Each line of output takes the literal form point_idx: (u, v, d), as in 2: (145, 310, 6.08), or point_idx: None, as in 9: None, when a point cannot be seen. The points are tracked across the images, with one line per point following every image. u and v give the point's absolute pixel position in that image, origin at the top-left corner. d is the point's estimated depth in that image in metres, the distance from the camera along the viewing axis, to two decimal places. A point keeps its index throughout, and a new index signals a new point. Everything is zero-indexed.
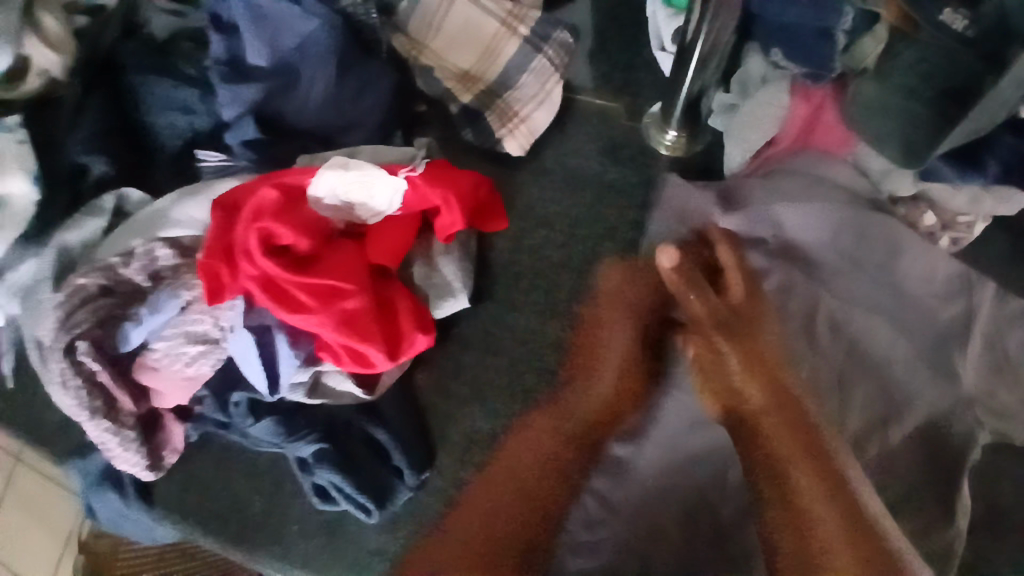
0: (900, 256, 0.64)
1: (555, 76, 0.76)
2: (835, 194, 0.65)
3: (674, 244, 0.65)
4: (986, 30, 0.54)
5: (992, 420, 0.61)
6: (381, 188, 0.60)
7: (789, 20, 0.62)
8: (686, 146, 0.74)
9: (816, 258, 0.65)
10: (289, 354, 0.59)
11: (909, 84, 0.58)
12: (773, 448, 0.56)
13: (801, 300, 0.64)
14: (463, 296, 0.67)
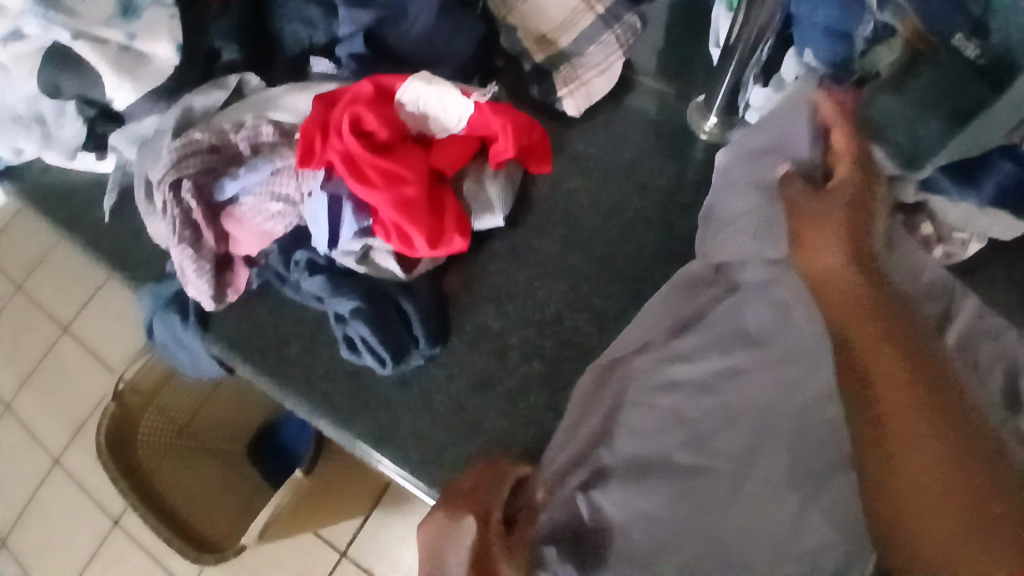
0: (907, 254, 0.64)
1: (619, 51, 0.81)
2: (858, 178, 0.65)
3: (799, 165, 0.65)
4: (993, 59, 0.59)
5: None
6: (455, 104, 0.69)
7: (818, 21, 0.64)
8: (720, 133, 0.79)
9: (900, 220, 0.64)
10: (352, 220, 0.66)
11: (920, 100, 0.62)
12: (860, 328, 0.57)
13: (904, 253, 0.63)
14: (500, 214, 0.74)
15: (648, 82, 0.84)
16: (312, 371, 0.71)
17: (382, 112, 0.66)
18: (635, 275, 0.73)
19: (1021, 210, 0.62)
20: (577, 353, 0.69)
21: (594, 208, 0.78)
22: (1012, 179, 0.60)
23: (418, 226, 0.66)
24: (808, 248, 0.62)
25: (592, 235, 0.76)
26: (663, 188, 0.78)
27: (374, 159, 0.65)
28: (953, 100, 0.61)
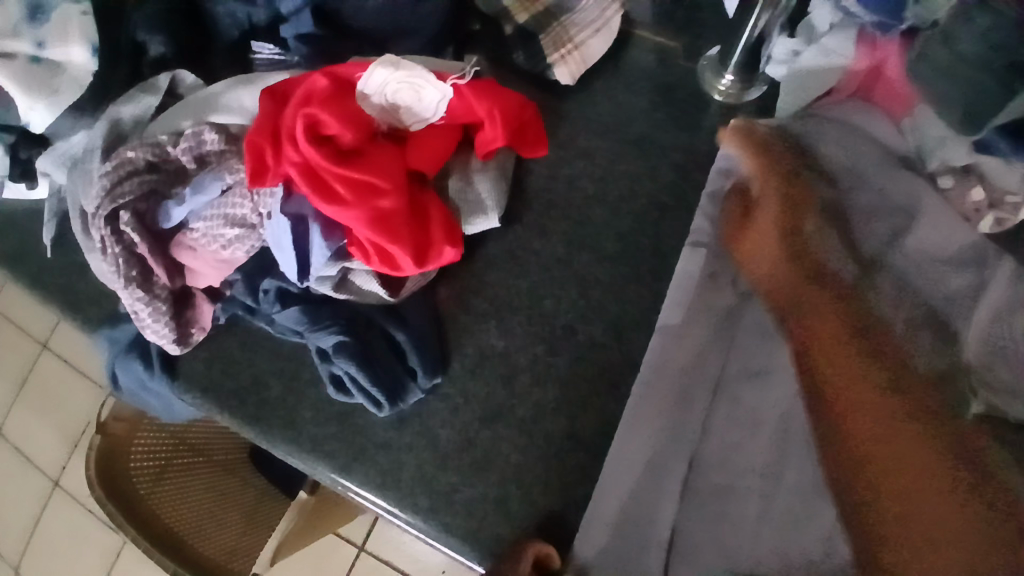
0: (916, 220, 0.58)
1: (616, 4, 0.67)
2: (867, 149, 0.60)
3: (854, 170, 0.59)
4: None
5: None
6: (430, 92, 0.58)
7: None
8: (739, 94, 0.68)
9: (919, 211, 0.58)
10: (322, 245, 0.56)
11: (977, 52, 0.50)
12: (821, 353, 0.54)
13: (919, 234, 0.57)
14: (495, 215, 0.62)
15: (648, 36, 0.72)
16: (298, 416, 0.62)
17: (343, 109, 0.55)
18: (653, 272, 0.64)
19: None
20: (596, 371, 0.61)
21: (601, 195, 0.67)
22: None
23: (401, 243, 0.56)
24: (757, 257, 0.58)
25: (600, 228, 0.66)
26: (677, 164, 0.67)
27: (340, 169, 0.54)
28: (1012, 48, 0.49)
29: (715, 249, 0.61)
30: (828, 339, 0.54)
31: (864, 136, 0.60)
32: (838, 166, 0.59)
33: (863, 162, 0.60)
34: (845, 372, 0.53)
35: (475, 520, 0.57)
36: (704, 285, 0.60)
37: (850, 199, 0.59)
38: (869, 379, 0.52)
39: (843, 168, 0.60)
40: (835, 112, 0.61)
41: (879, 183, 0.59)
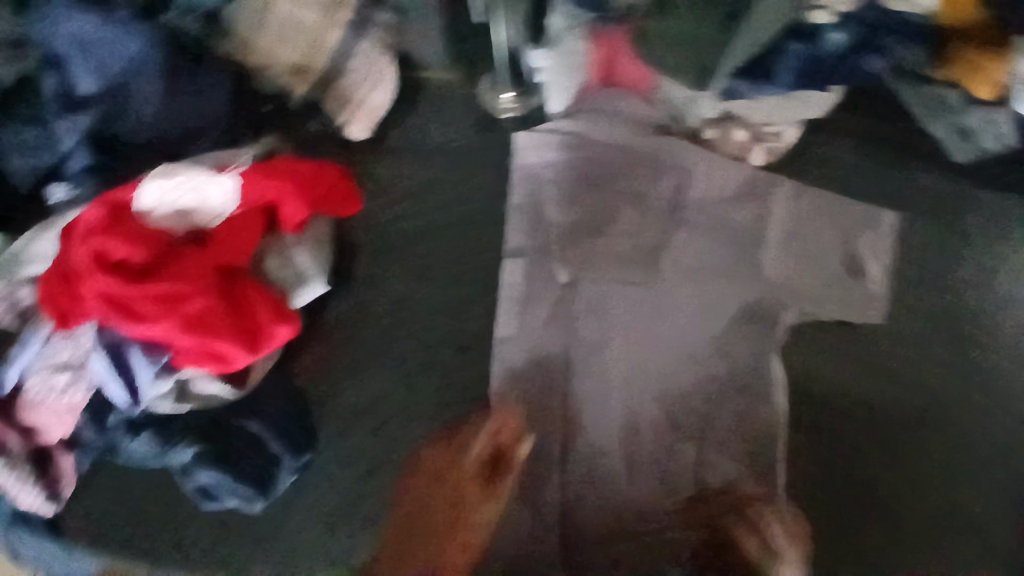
0: (689, 176, 0.65)
1: (386, 56, 0.70)
2: (631, 128, 0.67)
3: (625, 152, 0.66)
4: None
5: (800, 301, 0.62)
6: (211, 187, 0.59)
7: None
8: (523, 102, 0.70)
9: (691, 171, 0.65)
10: (144, 364, 0.58)
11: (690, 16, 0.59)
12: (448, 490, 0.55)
13: (695, 190, 0.65)
14: (319, 280, 0.62)
15: (435, 73, 0.73)
16: (184, 532, 0.60)
17: (126, 232, 0.57)
18: (491, 287, 0.65)
19: (825, 82, 0.62)
20: (463, 396, 0.61)
21: (424, 231, 0.67)
22: (805, 57, 0.60)
23: (224, 338, 0.56)
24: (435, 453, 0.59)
25: (431, 262, 0.66)
26: (489, 180, 0.68)
27: (139, 288, 0.55)
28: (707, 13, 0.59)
29: (532, 254, 0.65)
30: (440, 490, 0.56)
31: (626, 116, 0.66)
32: (610, 154, 0.66)
33: (631, 140, 0.66)
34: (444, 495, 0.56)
35: None
36: (529, 287, 0.64)
37: (631, 177, 0.66)
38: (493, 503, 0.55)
39: (618, 150, 0.66)
40: (596, 105, 0.67)
41: (650, 151, 0.66)
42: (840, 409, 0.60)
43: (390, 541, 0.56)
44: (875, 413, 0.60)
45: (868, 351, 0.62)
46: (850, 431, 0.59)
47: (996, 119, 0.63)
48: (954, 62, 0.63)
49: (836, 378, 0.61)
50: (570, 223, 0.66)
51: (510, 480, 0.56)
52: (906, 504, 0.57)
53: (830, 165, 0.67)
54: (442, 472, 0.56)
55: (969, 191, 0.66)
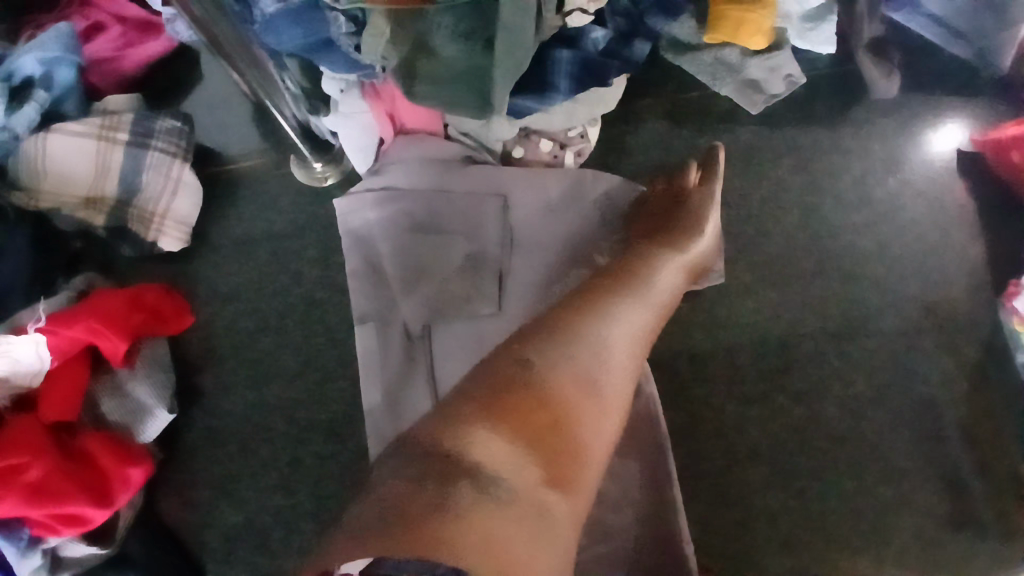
0: (510, 196, 0.66)
1: (178, 162, 0.67)
2: (441, 165, 0.66)
3: (443, 189, 0.66)
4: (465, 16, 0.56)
5: None
6: (19, 349, 0.56)
7: (291, 44, 0.57)
8: (338, 170, 0.71)
9: (513, 192, 0.66)
10: (6, 544, 0.54)
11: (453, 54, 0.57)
12: (534, 422, 0.43)
13: (520, 209, 0.66)
14: (162, 410, 0.60)
15: (243, 160, 0.73)
16: None
17: None
18: (343, 362, 0.64)
19: (604, 79, 0.63)
20: (344, 478, 0.61)
21: (264, 326, 0.66)
22: (576, 61, 0.62)
23: (74, 498, 0.54)
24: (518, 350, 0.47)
25: (277, 355, 0.65)
26: (318, 256, 0.68)
27: None
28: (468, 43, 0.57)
29: (378, 318, 0.64)
30: (518, 421, 0.43)
31: (428, 156, 0.66)
32: (430, 194, 0.66)
33: (442, 177, 0.66)
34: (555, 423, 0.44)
35: None
36: (382, 348, 0.64)
37: (456, 215, 0.66)
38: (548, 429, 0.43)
39: (437, 190, 0.66)
40: (400, 155, 0.66)
41: (464, 185, 0.66)
42: (701, 374, 0.61)
43: (560, 382, 0.45)
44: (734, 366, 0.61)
45: (711, 308, 0.63)
46: (721, 389, 0.61)
47: (775, 65, 0.66)
48: (722, 18, 0.63)
49: (694, 342, 0.61)
50: (417, 271, 0.65)
51: (574, 435, 0.44)
52: (781, 448, 0.60)
53: (637, 148, 0.70)
54: (625, 267, 0.54)
55: (770, 134, 0.69)
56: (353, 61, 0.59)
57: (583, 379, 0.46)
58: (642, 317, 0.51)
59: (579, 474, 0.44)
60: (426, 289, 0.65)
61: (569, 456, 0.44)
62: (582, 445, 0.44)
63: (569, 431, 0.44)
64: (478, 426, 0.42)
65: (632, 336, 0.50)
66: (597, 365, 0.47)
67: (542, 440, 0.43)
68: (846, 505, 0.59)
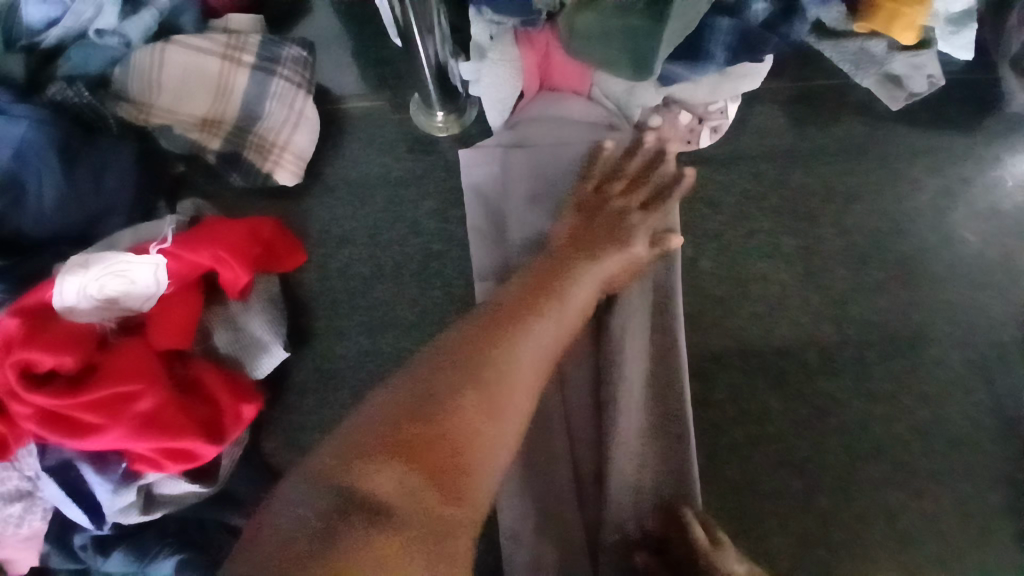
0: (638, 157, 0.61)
1: (302, 93, 0.65)
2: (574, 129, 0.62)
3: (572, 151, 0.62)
4: None
5: (763, 263, 0.65)
6: (138, 269, 0.53)
7: None
8: (458, 122, 0.69)
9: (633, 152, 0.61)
10: (100, 479, 0.51)
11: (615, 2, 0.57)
12: (421, 434, 0.41)
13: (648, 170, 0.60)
14: (279, 346, 0.59)
15: (356, 104, 0.71)
16: None
17: (50, 339, 0.49)
18: (458, 318, 0.64)
19: (756, 55, 0.61)
20: None
21: (380, 272, 0.66)
22: (735, 30, 0.60)
23: (184, 433, 0.50)
24: (431, 391, 0.44)
25: (391, 304, 0.65)
26: (434, 209, 0.67)
27: (73, 400, 0.49)
28: None
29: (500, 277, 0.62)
30: (409, 422, 0.42)
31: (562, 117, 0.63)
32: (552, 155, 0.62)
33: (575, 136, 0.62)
34: (431, 453, 0.41)
35: None
36: None
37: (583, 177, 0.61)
38: (433, 445, 0.41)
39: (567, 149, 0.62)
40: (533, 116, 0.63)
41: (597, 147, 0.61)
42: (826, 366, 0.63)
43: (416, 397, 0.44)
44: (844, 355, 0.63)
45: (826, 297, 0.64)
46: (841, 382, 0.62)
47: (919, 64, 0.64)
48: (876, 9, 0.61)
49: (802, 330, 0.63)
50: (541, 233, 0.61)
51: (450, 439, 0.42)
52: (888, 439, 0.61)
53: (769, 132, 0.68)
54: (495, 323, 0.50)
55: (903, 133, 0.68)
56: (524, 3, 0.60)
57: (441, 390, 0.44)
58: (532, 390, 0.49)
59: (445, 511, 0.39)
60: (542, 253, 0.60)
61: (461, 461, 0.42)
62: (445, 515, 0.39)
63: (441, 431, 0.41)
64: (378, 455, 0.40)
65: (480, 421, 0.44)
66: (465, 415, 0.43)
67: (408, 479, 0.39)
68: (956, 507, 0.60)
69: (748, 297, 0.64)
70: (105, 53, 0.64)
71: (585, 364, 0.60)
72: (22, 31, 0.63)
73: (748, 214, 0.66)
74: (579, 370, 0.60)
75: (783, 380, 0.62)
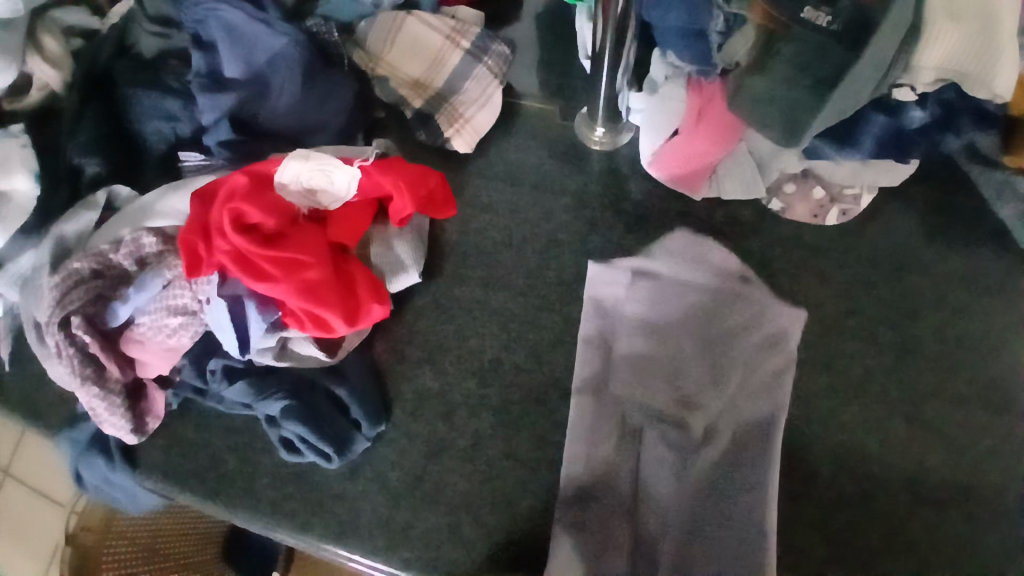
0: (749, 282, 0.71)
1: (496, 82, 0.79)
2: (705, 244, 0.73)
3: (696, 261, 0.72)
4: (847, 24, 0.61)
5: (852, 343, 0.68)
6: (340, 174, 0.66)
7: (669, 25, 0.69)
8: (613, 140, 0.79)
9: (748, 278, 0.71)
10: (257, 318, 0.63)
11: (788, 75, 0.64)
12: None
13: (759, 291, 0.70)
14: (415, 271, 0.71)
15: (532, 104, 0.83)
16: (256, 482, 0.68)
17: (262, 201, 0.63)
18: (561, 300, 0.72)
19: (902, 156, 0.69)
20: (522, 394, 0.68)
21: (508, 241, 0.76)
22: (887, 129, 0.67)
23: (332, 309, 0.62)
24: None
25: (509, 270, 0.75)
26: (569, 206, 0.77)
27: (265, 252, 0.61)
28: (815, 70, 0.63)
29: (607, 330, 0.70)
30: None
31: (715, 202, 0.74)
32: (674, 259, 0.72)
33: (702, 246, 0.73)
34: None
35: (434, 550, 0.63)
36: (604, 363, 0.68)
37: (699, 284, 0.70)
38: None
39: (688, 262, 0.72)
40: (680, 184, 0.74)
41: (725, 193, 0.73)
42: (910, 480, 0.63)
43: None
44: (903, 453, 0.64)
45: (905, 394, 0.66)
46: (897, 490, 0.63)
47: None
48: None
49: (872, 418, 0.65)
50: (656, 311, 0.69)
51: None
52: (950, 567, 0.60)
53: (891, 232, 0.72)
54: None
55: None
56: (705, 56, 0.69)
57: None
58: None
59: None
60: (649, 323, 0.69)
61: None
62: None
63: None
64: None
65: None
66: None
67: None
68: None
69: (833, 369, 0.67)
70: (356, 7, 0.80)
71: (657, 457, 0.63)
72: None
73: (850, 297, 0.70)
74: (653, 465, 0.63)
75: (848, 469, 0.64)
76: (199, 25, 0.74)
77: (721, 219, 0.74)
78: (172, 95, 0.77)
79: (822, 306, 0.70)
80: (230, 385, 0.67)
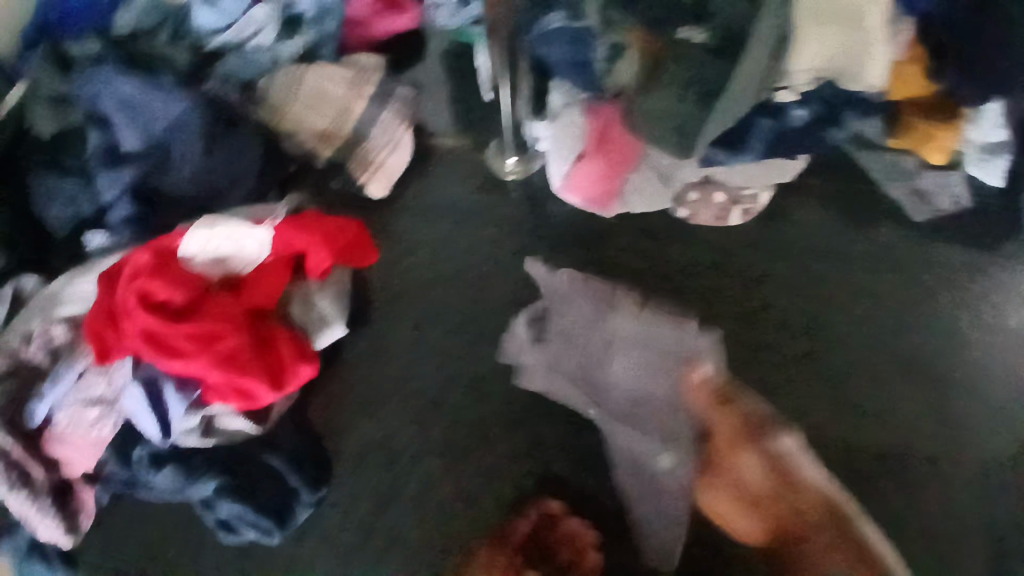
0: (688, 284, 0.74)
1: (403, 124, 0.80)
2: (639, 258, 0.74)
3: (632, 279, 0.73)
4: (722, 38, 0.65)
5: (776, 335, 0.71)
6: (249, 238, 0.65)
7: (560, 57, 0.72)
8: (525, 168, 0.80)
9: (685, 285, 0.73)
10: (176, 398, 0.61)
11: (676, 90, 0.67)
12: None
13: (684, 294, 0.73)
14: (339, 324, 0.69)
15: (445, 140, 0.83)
16: (199, 566, 0.65)
17: (168, 276, 0.61)
18: (493, 330, 0.73)
19: (790, 151, 0.73)
20: (465, 432, 0.68)
21: (436, 280, 0.76)
22: (774, 130, 0.71)
23: (252, 377, 0.61)
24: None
25: (441, 308, 0.75)
26: (494, 236, 0.78)
27: (174, 328, 0.60)
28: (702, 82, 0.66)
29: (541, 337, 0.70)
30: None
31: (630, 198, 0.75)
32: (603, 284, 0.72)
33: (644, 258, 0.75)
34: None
35: None
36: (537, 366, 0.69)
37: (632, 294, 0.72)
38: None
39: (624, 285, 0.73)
40: (588, 194, 0.75)
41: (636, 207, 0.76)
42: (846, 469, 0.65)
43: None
44: (836, 438, 0.66)
45: (830, 378, 0.69)
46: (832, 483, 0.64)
47: (948, 180, 0.75)
48: (912, 130, 0.71)
49: (803, 407, 0.67)
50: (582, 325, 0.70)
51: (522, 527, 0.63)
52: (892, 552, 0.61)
53: (802, 223, 0.75)
54: None
55: (930, 245, 0.74)
56: (595, 81, 0.72)
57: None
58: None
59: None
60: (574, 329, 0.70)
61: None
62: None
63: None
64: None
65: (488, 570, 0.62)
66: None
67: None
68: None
69: (764, 364, 0.69)
70: (256, 65, 0.80)
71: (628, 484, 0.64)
72: (192, 31, 0.80)
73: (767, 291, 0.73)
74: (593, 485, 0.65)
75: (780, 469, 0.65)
76: (93, 102, 0.73)
77: (638, 231, 0.76)
78: (70, 174, 0.73)
79: (745, 302, 0.72)
80: (158, 473, 0.64)
